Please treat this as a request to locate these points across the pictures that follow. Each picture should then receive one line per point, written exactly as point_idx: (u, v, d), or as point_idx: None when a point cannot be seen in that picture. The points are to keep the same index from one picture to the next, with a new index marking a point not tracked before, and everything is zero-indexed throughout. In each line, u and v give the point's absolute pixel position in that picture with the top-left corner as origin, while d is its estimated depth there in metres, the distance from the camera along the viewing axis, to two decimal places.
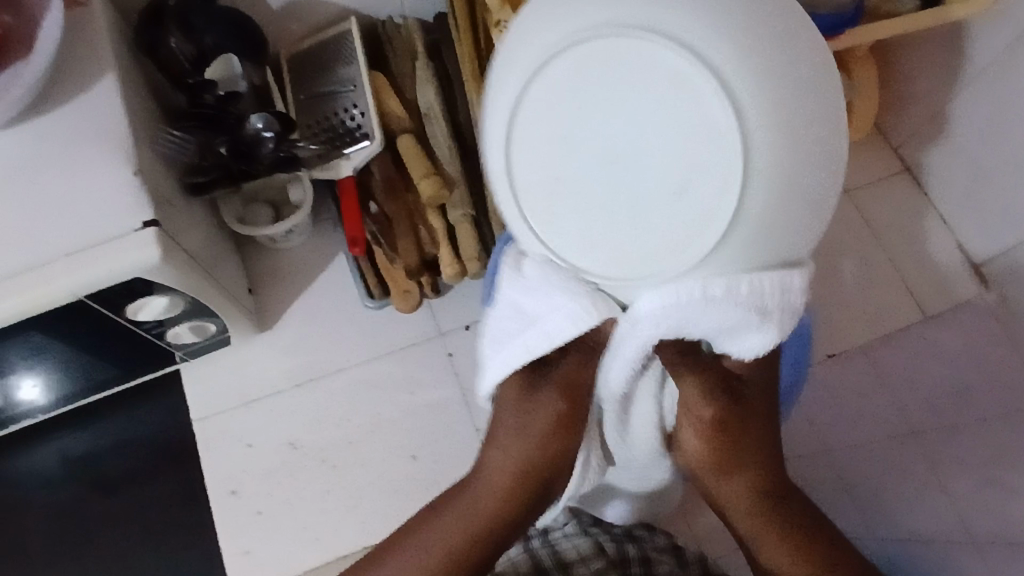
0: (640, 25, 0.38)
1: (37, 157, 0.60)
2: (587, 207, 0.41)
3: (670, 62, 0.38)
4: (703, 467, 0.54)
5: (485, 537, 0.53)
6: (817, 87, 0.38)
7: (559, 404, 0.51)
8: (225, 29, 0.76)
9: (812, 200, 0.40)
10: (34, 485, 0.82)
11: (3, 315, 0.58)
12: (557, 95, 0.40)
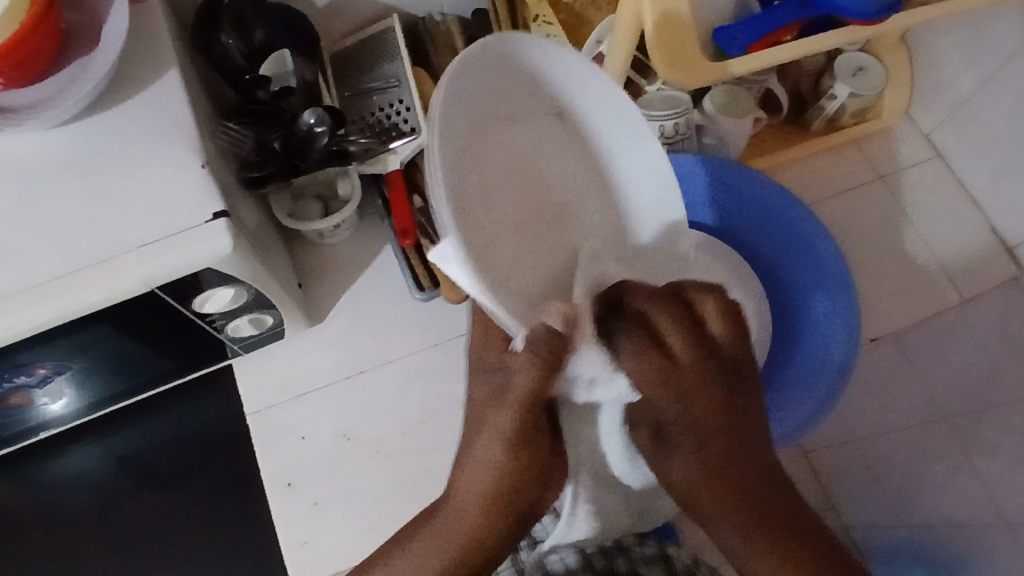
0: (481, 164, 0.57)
1: (106, 151, 0.61)
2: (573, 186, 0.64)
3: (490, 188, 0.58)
4: (688, 501, 0.58)
5: (467, 557, 0.58)
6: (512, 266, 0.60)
7: (509, 417, 0.56)
8: (275, 25, 0.78)
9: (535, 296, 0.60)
10: (86, 483, 0.82)
11: (77, 306, 0.59)
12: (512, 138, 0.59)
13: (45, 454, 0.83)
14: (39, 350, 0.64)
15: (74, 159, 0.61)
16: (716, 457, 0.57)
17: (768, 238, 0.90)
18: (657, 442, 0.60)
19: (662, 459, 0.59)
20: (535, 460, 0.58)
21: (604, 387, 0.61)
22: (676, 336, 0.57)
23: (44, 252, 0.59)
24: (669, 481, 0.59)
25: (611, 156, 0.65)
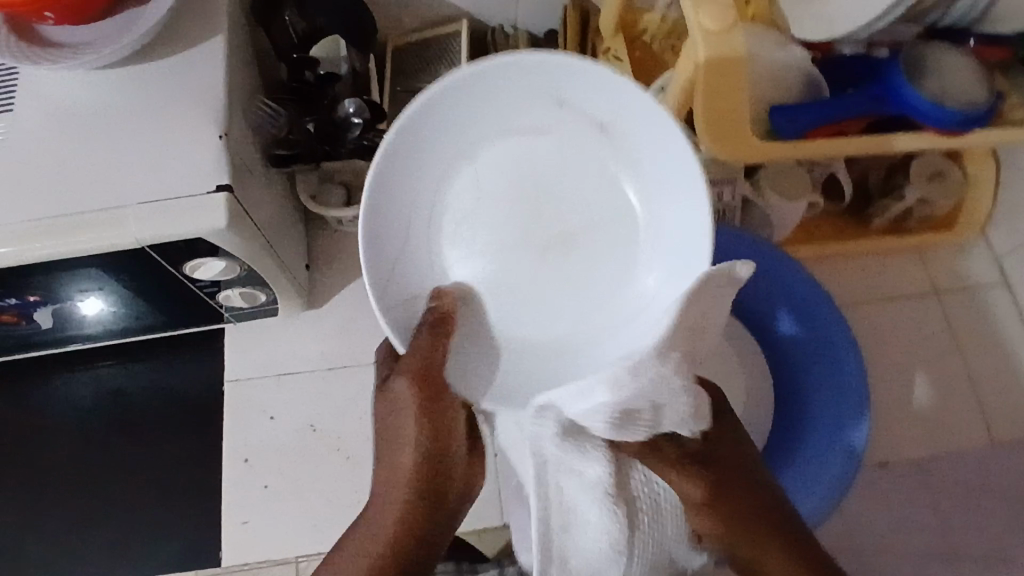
0: (477, 202, 0.63)
1: (137, 106, 0.63)
2: (568, 176, 0.62)
3: (505, 221, 0.62)
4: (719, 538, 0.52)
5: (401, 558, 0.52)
6: (535, 295, 0.63)
7: (409, 387, 0.55)
8: (337, 12, 0.78)
9: (558, 332, 0.62)
10: (66, 406, 0.85)
11: (68, 248, 0.60)
12: (487, 162, 0.62)
13: (37, 375, 0.86)
14: (35, 281, 0.66)
15: (107, 110, 0.63)
16: (757, 504, 0.51)
17: (789, 326, 0.83)
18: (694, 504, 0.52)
19: (698, 518, 0.52)
20: (443, 422, 0.55)
21: (667, 428, 0.48)
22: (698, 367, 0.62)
23: (58, 192, 0.61)
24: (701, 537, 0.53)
25: (611, 147, 0.61)
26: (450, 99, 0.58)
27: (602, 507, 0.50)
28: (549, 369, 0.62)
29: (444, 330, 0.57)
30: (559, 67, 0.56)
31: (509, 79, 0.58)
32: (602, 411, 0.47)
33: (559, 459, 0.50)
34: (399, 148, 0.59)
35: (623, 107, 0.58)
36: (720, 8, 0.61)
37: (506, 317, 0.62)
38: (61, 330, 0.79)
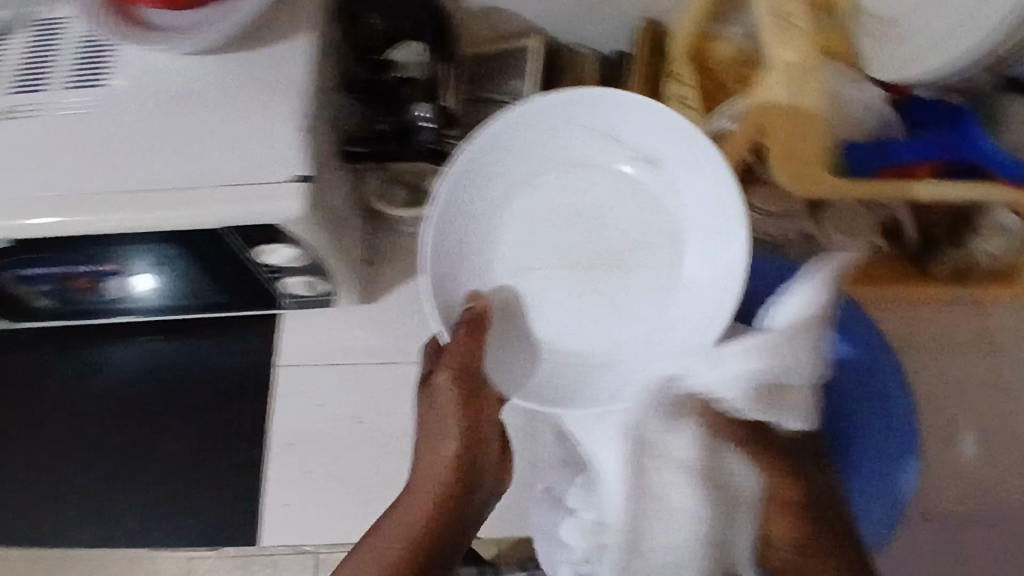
0: (531, 217, 0.71)
1: (225, 91, 0.65)
2: (618, 207, 0.71)
3: (554, 237, 0.70)
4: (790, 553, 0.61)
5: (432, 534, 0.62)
6: (574, 305, 0.69)
7: (448, 383, 0.65)
8: (421, 18, 0.80)
9: (596, 345, 0.69)
10: (118, 376, 0.87)
11: (153, 222, 0.63)
12: (546, 185, 0.71)
13: (91, 341, 0.88)
14: (113, 251, 0.69)
15: (199, 91, 0.65)
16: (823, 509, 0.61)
17: (847, 351, 0.79)
18: (772, 501, 0.62)
19: (775, 514, 0.62)
20: (478, 414, 0.66)
21: (776, 412, 0.61)
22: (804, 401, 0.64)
23: (148, 168, 0.64)
24: (778, 538, 0.62)
25: (659, 188, 0.70)
26: (523, 124, 0.69)
27: (686, 483, 0.62)
28: (585, 377, 0.69)
29: (478, 329, 0.65)
30: (612, 104, 0.68)
31: (578, 119, 0.69)
32: (737, 374, 0.61)
33: (654, 433, 0.63)
34: (473, 161, 0.69)
35: (666, 142, 0.68)
36: (800, 43, 0.63)
37: (551, 330, 0.69)
38: (121, 300, 0.81)
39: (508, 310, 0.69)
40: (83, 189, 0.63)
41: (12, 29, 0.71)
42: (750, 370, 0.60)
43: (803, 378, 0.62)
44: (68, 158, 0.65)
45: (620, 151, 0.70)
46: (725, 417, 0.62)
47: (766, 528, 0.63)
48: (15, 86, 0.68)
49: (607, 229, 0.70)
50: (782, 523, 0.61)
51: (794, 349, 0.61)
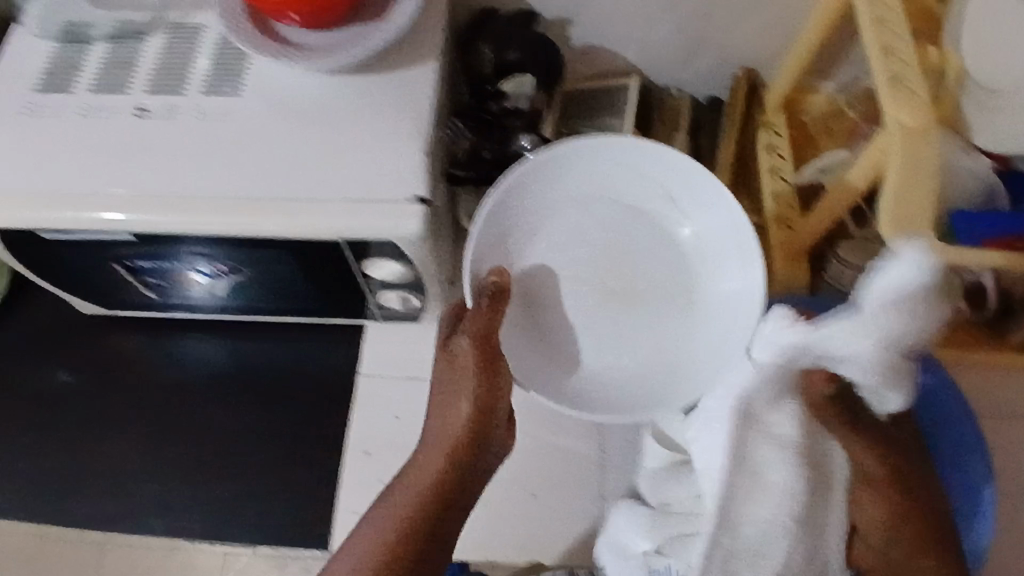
0: (568, 231, 0.81)
1: (354, 110, 0.69)
2: (642, 235, 0.82)
3: (587, 250, 0.81)
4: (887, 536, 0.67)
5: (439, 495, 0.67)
6: (599, 310, 0.80)
7: (462, 349, 0.69)
8: (529, 49, 0.82)
9: (617, 349, 0.80)
10: (202, 370, 0.90)
11: (275, 229, 0.66)
12: (580, 207, 0.81)
13: (180, 334, 0.92)
14: (226, 253, 0.71)
15: (332, 109, 0.69)
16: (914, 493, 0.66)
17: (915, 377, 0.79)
18: (862, 484, 0.66)
19: (862, 498, 0.66)
20: (486, 384, 0.68)
21: (883, 396, 0.56)
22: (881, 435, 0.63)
23: (277, 176, 0.67)
24: (859, 519, 0.68)
25: (684, 222, 0.81)
26: (567, 157, 0.79)
27: (786, 467, 0.64)
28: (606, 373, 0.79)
29: (498, 301, 0.72)
30: (623, 153, 0.79)
31: (615, 158, 0.80)
32: (848, 364, 0.53)
33: (755, 412, 0.63)
34: (524, 180, 0.78)
35: (672, 184, 0.80)
36: (915, 108, 0.64)
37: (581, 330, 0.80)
38: (189, 296, 0.82)
39: (541, 304, 0.80)
40: (215, 192, 0.67)
41: (148, 31, 0.73)
42: (863, 369, 0.53)
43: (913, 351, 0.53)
44: (201, 161, 0.68)
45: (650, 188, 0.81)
46: (833, 400, 0.59)
47: (854, 509, 0.68)
48: (150, 86, 0.70)
49: (636, 255, 0.81)
50: (873, 505, 0.66)
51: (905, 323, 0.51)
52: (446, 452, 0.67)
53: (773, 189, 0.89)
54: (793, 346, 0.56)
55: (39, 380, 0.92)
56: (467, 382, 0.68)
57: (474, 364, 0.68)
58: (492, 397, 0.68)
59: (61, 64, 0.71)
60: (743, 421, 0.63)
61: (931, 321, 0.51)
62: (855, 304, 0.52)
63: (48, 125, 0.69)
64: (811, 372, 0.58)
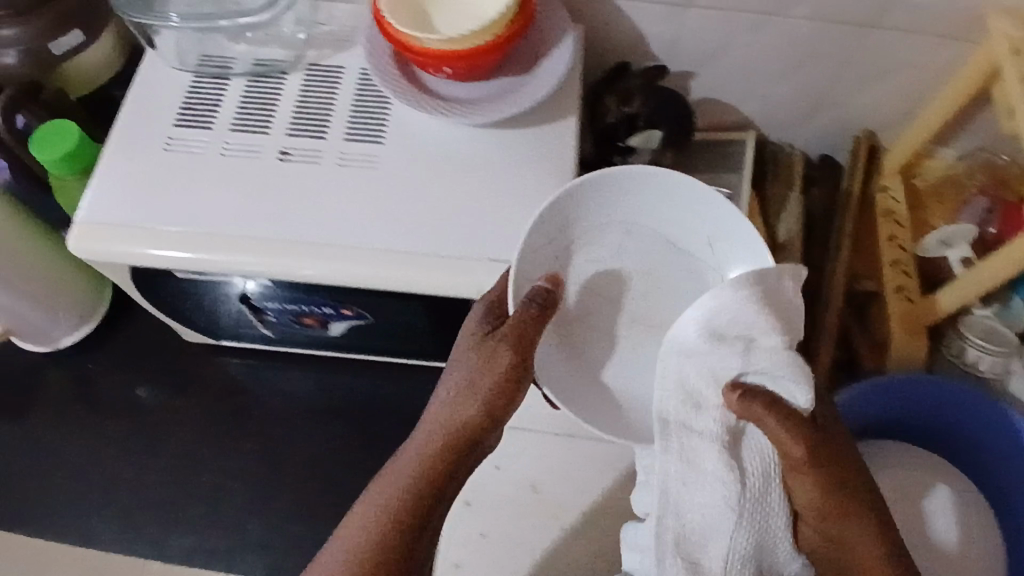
0: (594, 254, 0.65)
1: (496, 166, 0.68)
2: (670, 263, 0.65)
3: (604, 268, 0.66)
4: (820, 523, 0.62)
5: (426, 501, 0.60)
6: (622, 355, 0.66)
7: (508, 359, 0.59)
8: (662, 101, 0.82)
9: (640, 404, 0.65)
10: (300, 405, 0.91)
11: (417, 285, 0.65)
12: (608, 228, 0.65)
13: (277, 367, 0.92)
14: (358, 298, 0.70)
15: (477, 165, 0.68)
16: (840, 466, 0.61)
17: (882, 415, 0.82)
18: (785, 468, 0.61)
19: (796, 480, 0.61)
20: (513, 403, 0.61)
21: (786, 383, 0.57)
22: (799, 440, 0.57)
23: (420, 231, 0.66)
24: (799, 503, 0.62)
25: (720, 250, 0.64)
26: (603, 185, 0.62)
27: (719, 458, 0.59)
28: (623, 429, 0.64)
29: (548, 316, 0.59)
30: (673, 189, 0.62)
31: (649, 185, 0.62)
32: (715, 370, 0.57)
33: (681, 418, 0.59)
34: (562, 203, 0.62)
35: (704, 214, 0.63)
36: None
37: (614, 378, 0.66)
38: (293, 333, 0.80)
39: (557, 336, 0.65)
40: (357, 242, 0.66)
41: (289, 70, 0.72)
42: (729, 366, 0.57)
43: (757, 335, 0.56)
44: (345, 209, 0.67)
45: (686, 201, 0.63)
46: (783, 416, 0.56)
47: (791, 493, 0.62)
48: (291, 127, 0.69)
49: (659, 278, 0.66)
50: (809, 486, 0.60)
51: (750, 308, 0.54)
52: (433, 454, 0.61)
53: (891, 257, 0.87)
54: (682, 356, 0.57)
55: (135, 404, 0.92)
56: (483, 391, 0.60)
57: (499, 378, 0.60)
58: (509, 405, 0.60)
59: (200, 98, 0.70)
60: (677, 434, 0.59)
61: (778, 330, 0.55)
62: (712, 295, 0.55)
63: (189, 162, 0.68)
64: (727, 398, 0.57)
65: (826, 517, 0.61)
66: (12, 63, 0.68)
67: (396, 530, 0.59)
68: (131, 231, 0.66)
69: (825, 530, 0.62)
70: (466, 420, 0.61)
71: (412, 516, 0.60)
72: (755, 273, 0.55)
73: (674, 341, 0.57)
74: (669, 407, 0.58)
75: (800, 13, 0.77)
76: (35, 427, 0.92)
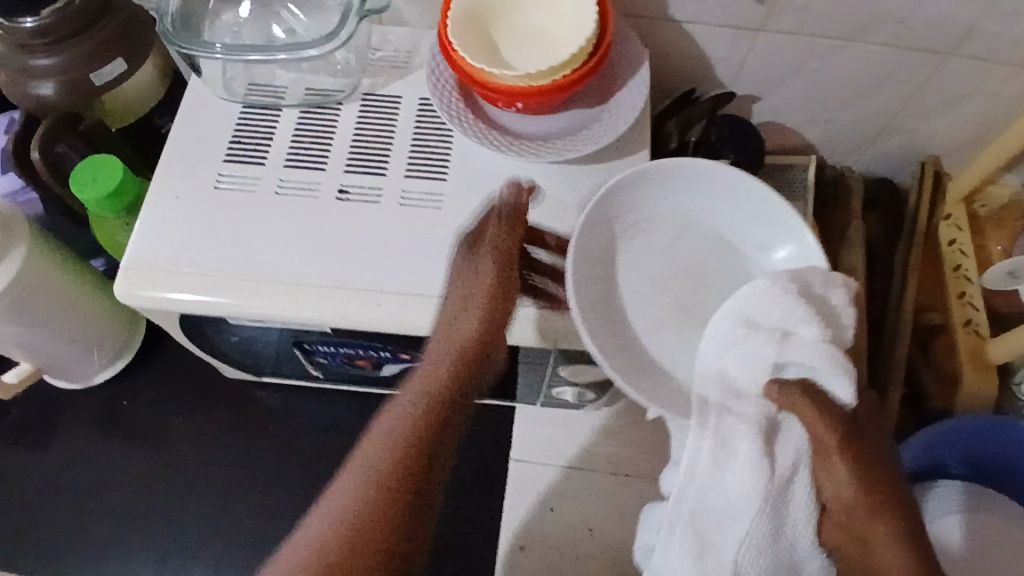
0: (640, 254, 0.63)
1: (568, 207, 0.64)
2: (718, 267, 0.63)
3: (652, 271, 0.63)
4: (845, 516, 0.56)
5: (427, 429, 0.59)
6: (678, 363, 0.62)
7: (490, 268, 0.60)
8: (729, 133, 0.79)
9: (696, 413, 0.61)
10: (341, 438, 0.88)
11: (491, 338, 0.60)
12: (657, 227, 0.64)
13: (319, 399, 0.89)
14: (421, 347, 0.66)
15: (546, 206, 0.64)
16: (875, 460, 0.56)
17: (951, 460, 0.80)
18: (816, 454, 0.57)
19: (827, 469, 0.56)
20: (500, 320, 0.60)
21: (827, 378, 0.54)
22: (828, 420, 0.54)
23: None
24: (827, 493, 0.57)
25: (767, 250, 0.63)
26: (659, 178, 0.63)
27: (754, 441, 0.55)
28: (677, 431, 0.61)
29: (516, 229, 0.61)
30: (722, 188, 0.64)
31: (699, 181, 0.63)
32: (752, 360, 0.56)
33: (720, 402, 0.57)
34: (615, 198, 0.63)
35: (756, 212, 0.63)
36: None
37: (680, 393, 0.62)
38: (340, 373, 0.76)
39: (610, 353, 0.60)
40: (423, 290, 0.61)
41: (344, 100, 0.68)
42: (763, 355, 0.55)
43: (795, 325, 0.55)
44: (409, 252, 0.62)
45: (736, 203, 0.64)
46: (819, 405, 0.54)
47: (820, 484, 0.57)
48: (349, 164, 0.65)
49: (708, 280, 0.63)
50: (839, 473, 0.55)
51: (790, 295, 0.55)
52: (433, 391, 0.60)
53: (957, 290, 0.85)
54: (716, 359, 0.58)
55: (171, 437, 0.89)
56: (461, 342, 0.60)
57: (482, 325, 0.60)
58: (500, 321, 0.60)
59: (250, 131, 0.66)
60: (714, 414, 0.56)
61: (815, 319, 0.55)
62: (756, 286, 0.57)
63: (242, 201, 0.64)
64: (766, 389, 0.55)
65: (852, 510, 0.56)
66: (48, 95, 0.63)
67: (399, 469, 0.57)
68: (173, 275, 0.61)
69: (852, 529, 0.56)
70: (459, 342, 0.60)
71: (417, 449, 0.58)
72: (794, 274, 0.57)
73: (717, 332, 0.58)
74: (708, 391, 0.57)
75: (874, 40, 0.73)
76: (68, 461, 0.89)
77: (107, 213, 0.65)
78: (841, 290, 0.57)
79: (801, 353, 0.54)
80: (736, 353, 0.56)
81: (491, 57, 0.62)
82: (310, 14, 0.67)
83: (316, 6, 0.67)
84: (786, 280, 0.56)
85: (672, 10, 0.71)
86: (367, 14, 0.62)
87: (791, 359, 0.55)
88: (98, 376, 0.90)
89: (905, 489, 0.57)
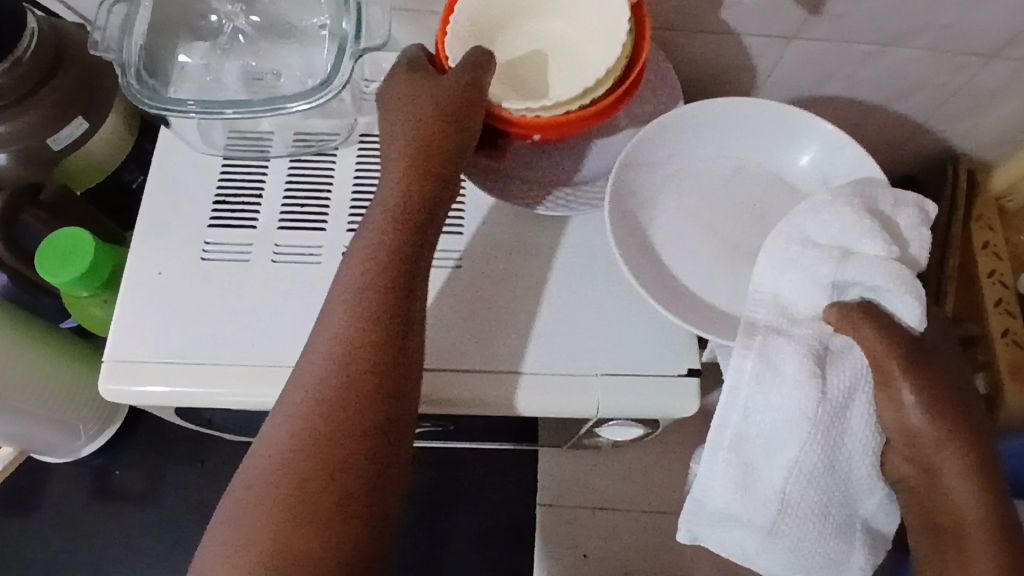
0: (679, 204, 0.58)
1: (600, 258, 0.59)
2: (756, 203, 0.58)
3: (702, 225, 0.58)
4: (915, 450, 0.50)
5: (400, 254, 0.49)
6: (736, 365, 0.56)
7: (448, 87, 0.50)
8: None
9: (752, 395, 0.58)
10: None
11: (532, 410, 0.56)
12: (693, 166, 0.59)
13: None
14: (450, 416, 0.60)
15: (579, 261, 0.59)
16: (943, 382, 0.50)
17: None
18: (879, 384, 0.49)
19: (892, 399, 0.49)
20: (467, 131, 0.50)
21: (892, 298, 0.48)
22: (889, 342, 0.48)
23: (523, 343, 0.56)
24: (885, 425, 0.50)
25: (793, 165, 0.59)
26: (698, 116, 0.58)
27: (804, 361, 0.48)
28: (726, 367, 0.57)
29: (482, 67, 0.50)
30: (749, 113, 0.58)
31: (735, 113, 0.59)
32: (811, 283, 0.49)
33: (772, 325, 0.50)
34: (655, 150, 0.58)
35: (776, 126, 0.59)
36: None
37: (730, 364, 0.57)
38: None
39: (659, 410, 0.56)
40: (449, 365, 0.56)
41: (340, 147, 0.60)
42: (823, 278, 0.49)
43: (857, 240, 0.49)
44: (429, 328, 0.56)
45: (757, 122, 0.59)
46: (881, 327, 0.48)
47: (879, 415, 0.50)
48: (353, 219, 0.58)
49: (754, 223, 0.58)
50: (906, 404, 0.49)
51: (849, 207, 0.49)
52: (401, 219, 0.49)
53: (993, 297, 0.82)
54: (768, 290, 0.51)
55: (173, 501, 0.84)
56: (409, 177, 0.50)
57: (421, 149, 0.50)
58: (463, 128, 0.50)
59: (238, 190, 0.59)
60: (761, 337, 0.49)
61: (880, 235, 0.49)
62: (814, 201, 0.51)
63: (235, 271, 0.56)
64: (825, 314, 0.49)
65: (921, 442, 0.49)
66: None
67: (374, 318, 0.47)
68: (163, 362, 0.54)
69: (919, 460, 0.50)
70: (414, 149, 0.50)
71: (388, 289, 0.48)
72: (859, 194, 0.51)
73: (771, 252, 0.51)
74: (759, 316, 0.50)
75: (916, 44, 0.66)
76: (61, 533, 0.83)
77: (80, 292, 0.57)
78: (913, 208, 0.52)
79: (867, 268, 0.48)
80: (790, 278, 0.50)
81: (507, 85, 0.53)
82: (294, 49, 0.59)
83: (300, 40, 0.60)
84: (846, 194, 0.51)
85: (696, 20, 0.64)
86: (363, 52, 0.54)
87: (858, 270, 0.48)
88: (86, 449, 0.82)
89: (977, 412, 0.51)
